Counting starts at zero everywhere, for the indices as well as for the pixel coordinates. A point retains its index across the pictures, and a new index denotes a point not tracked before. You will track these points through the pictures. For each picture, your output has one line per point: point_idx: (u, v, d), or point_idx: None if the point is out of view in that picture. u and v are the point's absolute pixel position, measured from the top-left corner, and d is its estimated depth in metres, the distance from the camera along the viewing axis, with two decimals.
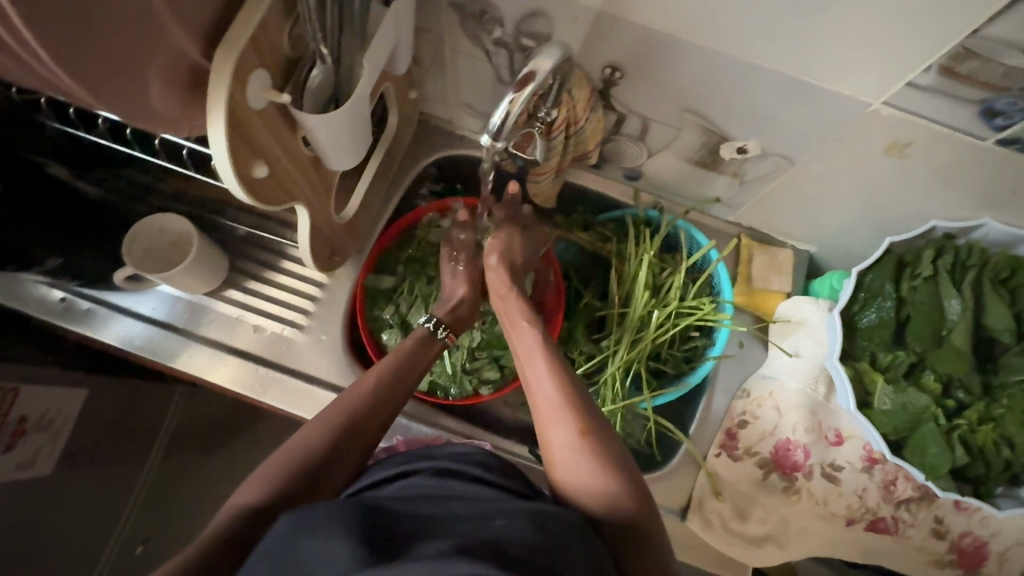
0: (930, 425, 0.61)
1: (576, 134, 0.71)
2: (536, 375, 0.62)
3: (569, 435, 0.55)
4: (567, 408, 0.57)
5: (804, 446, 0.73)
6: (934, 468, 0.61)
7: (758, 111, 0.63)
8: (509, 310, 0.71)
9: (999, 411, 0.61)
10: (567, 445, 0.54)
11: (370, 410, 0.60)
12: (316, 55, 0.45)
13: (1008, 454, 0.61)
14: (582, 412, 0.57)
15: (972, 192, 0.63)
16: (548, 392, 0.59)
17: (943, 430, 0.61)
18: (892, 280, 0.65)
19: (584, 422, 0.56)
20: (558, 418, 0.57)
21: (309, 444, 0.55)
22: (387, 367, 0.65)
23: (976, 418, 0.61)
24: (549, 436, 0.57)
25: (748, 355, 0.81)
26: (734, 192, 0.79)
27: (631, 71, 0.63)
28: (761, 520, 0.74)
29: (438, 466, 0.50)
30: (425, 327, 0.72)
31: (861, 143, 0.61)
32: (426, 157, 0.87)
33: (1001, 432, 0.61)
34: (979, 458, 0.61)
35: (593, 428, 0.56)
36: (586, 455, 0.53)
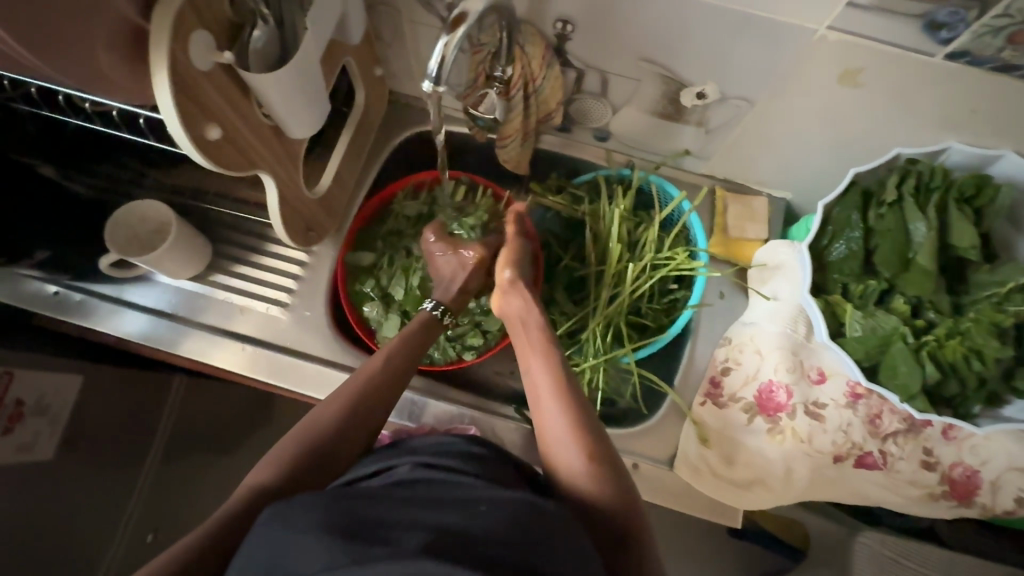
0: (900, 345, 0.61)
1: (535, 94, 0.73)
2: (543, 391, 0.59)
3: (577, 460, 0.53)
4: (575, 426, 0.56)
5: (787, 386, 0.73)
6: (907, 388, 0.61)
7: (709, 50, 0.63)
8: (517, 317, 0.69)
9: (966, 324, 0.60)
10: (574, 469, 0.53)
11: (376, 393, 0.62)
12: (257, 16, 0.47)
13: (980, 368, 0.60)
14: (592, 437, 0.55)
15: (933, 115, 0.63)
16: (555, 410, 0.57)
17: (913, 348, 0.61)
18: (858, 210, 0.65)
19: (593, 447, 0.54)
20: (566, 442, 0.54)
21: (316, 425, 0.58)
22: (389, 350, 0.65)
23: (943, 333, 0.61)
24: (553, 451, 0.55)
25: (729, 304, 0.82)
26: (702, 142, 0.79)
27: (581, 23, 0.65)
28: (748, 464, 0.74)
29: (418, 458, 0.49)
30: (427, 311, 0.73)
31: (816, 73, 0.61)
32: (399, 134, 0.89)
33: (969, 344, 0.60)
34: (951, 375, 0.60)
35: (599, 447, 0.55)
36: (591, 481, 0.52)
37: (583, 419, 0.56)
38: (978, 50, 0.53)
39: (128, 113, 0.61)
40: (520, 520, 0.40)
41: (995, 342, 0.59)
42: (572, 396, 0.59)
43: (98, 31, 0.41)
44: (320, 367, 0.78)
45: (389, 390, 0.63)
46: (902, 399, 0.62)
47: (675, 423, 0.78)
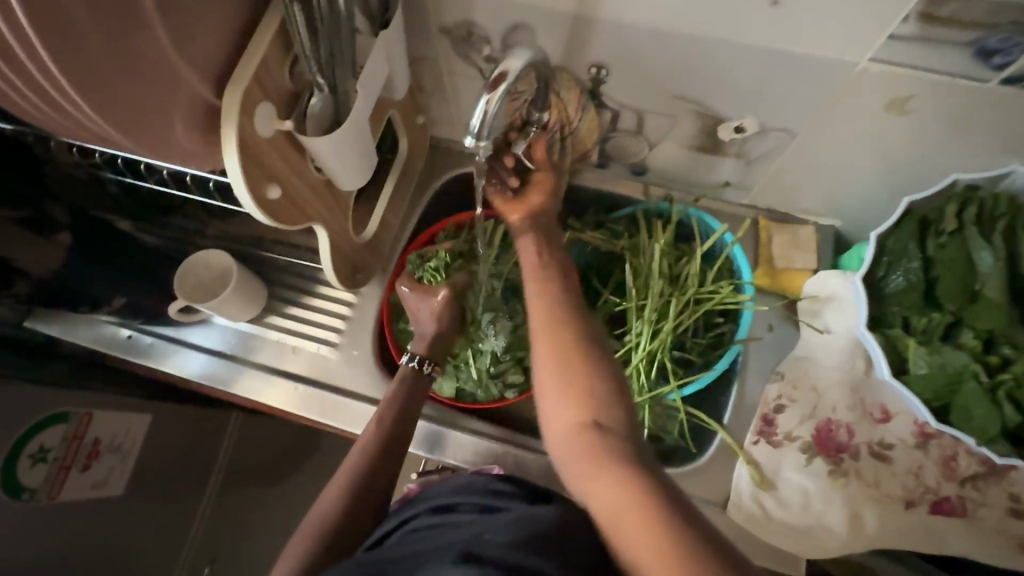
0: (971, 384, 0.57)
1: (572, 133, 0.76)
2: (543, 347, 0.55)
3: (573, 427, 0.50)
4: (609, 434, 0.48)
5: (848, 425, 0.70)
6: (985, 431, 0.57)
7: (745, 86, 0.63)
8: (541, 312, 0.59)
9: None
10: (573, 438, 0.49)
11: (377, 451, 0.65)
12: (313, 84, 0.51)
13: None
14: (600, 407, 0.50)
15: (992, 140, 0.60)
16: (557, 371, 0.53)
17: (987, 387, 0.57)
18: (916, 240, 0.62)
19: (599, 419, 0.49)
20: (567, 410, 0.51)
21: (330, 503, 0.61)
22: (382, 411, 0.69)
23: (1021, 370, 0.57)
24: (586, 475, 0.46)
25: (779, 338, 0.79)
26: (743, 174, 0.79)
27: (615, 67, 0.66)
28: (807, 508, 0.70)
29: (434, 503, 0.52)
30: (408, 365, 0.75)
31: (860, 104, 0.60)
32: (441, 176, 0.92)
33: None
34: None
35: (639, 457, 0.46)
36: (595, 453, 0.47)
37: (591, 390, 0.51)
38: None
39: (197, 175, 0.67)
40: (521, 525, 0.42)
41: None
42: (606, 404, 0.50)
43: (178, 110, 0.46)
44: (368, 405, 0.80)
45: (392, 445, 0.66)
46: (978, 442, 0.57)
47: (727, 463, 0.75)
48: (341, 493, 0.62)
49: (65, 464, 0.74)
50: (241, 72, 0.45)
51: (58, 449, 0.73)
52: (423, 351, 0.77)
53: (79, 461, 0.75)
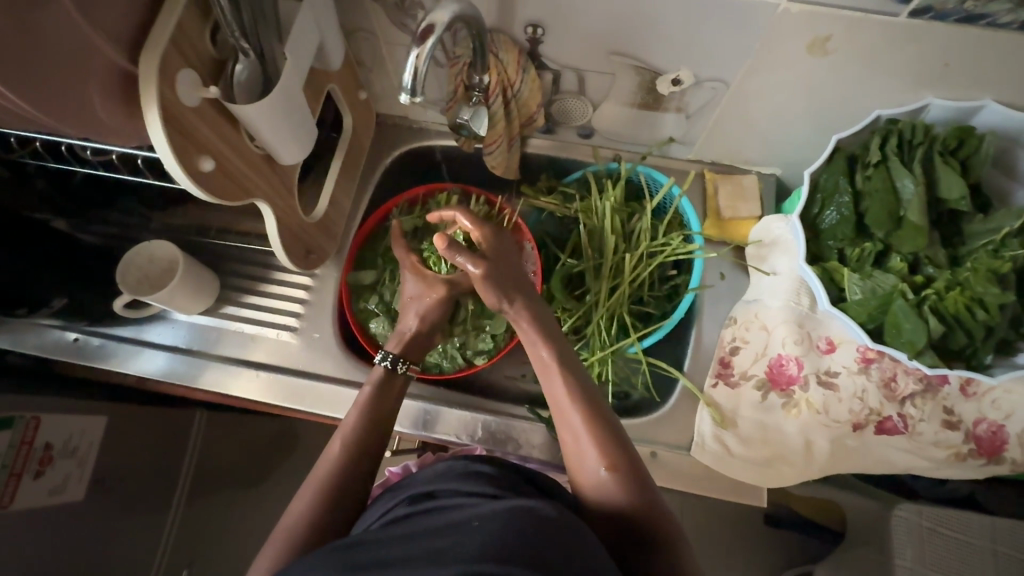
0: (900, 303, 0.60)
1: (515, 98, 0.76)
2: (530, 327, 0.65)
3: (563, 397, 0.60)
4: (590, 409, 0.58)
5: (797, 358, 0.73)
6: (914, 345, 0.60)
7: (676, 35, 0.64)
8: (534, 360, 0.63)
9: (965, 274, 0.59)
10: (561, 405, 0.59)
11: (355, 448, 0.61)
12: (237, 51, 0.49)
13: (984, 318, 0.58)
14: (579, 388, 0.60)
15: (907, 75, 0.63)
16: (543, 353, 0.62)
17: (914, 304, 0.60)
18: (845, 175, 0.65)
19: (579, 397, 0.59)
20: (557, 382, 0.61)
21: (304, 512, 0.56)
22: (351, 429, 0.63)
23: (942, 285, 0.60)
24: (571, 444, 0.58)
25: (730, 284, 0.82)
26: (685, 128, 0.81)
27: (550, 25, 0.67)
28: (764, 441, 0.73)
29: (415, 491, 0.51)
30: (381, 365, 0.69)
31: (785, 46, 0.62)
32: (390, 152, 0.91)
33: (971, 296, 0.59)
34: (956, 327, 0.59)
35: (615, 434, 0.58)
36: (581, 425, 0.58)
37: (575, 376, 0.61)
38: (940, 5, 0.54)
39: (127, 159, 0.65)
40: (508, 524, 0.42)
41: (996, 290, 0.58)
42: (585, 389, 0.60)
43: (90, 79, 0.44)
44: (333, 386, 0.80)
45: (370, 444, 0.62)
46: (911, 357, 0.60)
47: (689, 408, 0.78)
48: (316, 496, 0.57)
49: (16, 471, 0.71)
50: (156, 36, 0.43)
51: (6, 457, 0.70)
52: (396, 350, 0.72)
53: (31, 468, 0.72)
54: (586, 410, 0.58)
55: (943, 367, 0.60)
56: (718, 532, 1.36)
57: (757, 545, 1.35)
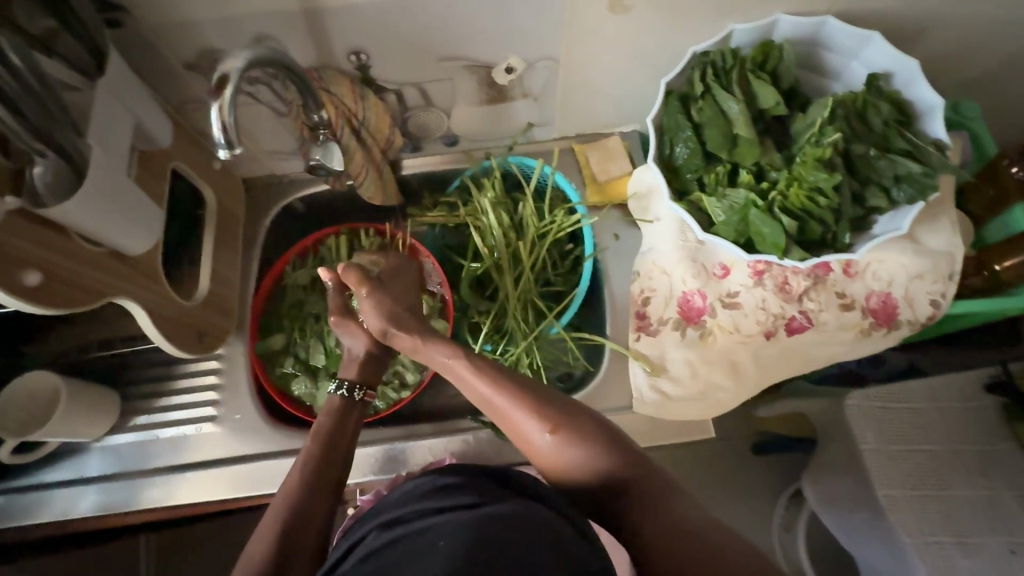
0: (755, 212, 0.64)
1: (364, 127, 0.75)
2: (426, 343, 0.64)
3: (485, 392, 0.59)
4: (514, 393, 0.58)
5: (699, 291, 0.77)
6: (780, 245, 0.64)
7: (488, 27, 0.67)
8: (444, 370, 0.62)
9: (800, 168, 0.63)
10: (487, 400, 0.59)
11: (315, 469, 0.58)
12: (32, 154, 0.47)
13: (828, 203, 0.62)
14: (499, 377, 0.59)
15: (704, 11, 0.68)
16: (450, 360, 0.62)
17: (766, 209, 0.64)
18: (681, 113, 0.69)
19: (502, 386, 0.58)
20: (473, 381, 0.60)
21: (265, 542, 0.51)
22: (305, 454, 0.59)
23: (785, 185, 0.64)
24: (514, 430, 0.58)
25: (625, 241, 0.86)
26: (538, 110, 0.84)
27: (370, 49, 0.69)
28: (695, 376, 0.76)
29: (383, 519, 0.50)
30: (336, 394, 0.66)
31: (590, 13, 0.66)
32: (268, 213, 0.89)
33: (811, 187, 0.62)
34: (807, 219, 0.63)
35: (552, 402, 0.58)
36: (512, 410, 0.58)
37: (489, 368, 0.60)
38: None
39: None
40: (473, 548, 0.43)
41: (826, 175, 0.62)
42: (504, 375, 0.60)
43: None
44: (269, 462, 0.76)
45: (334, 463, 0.60)
46: (780, 256, 0.64)
47: (620, 367, 0.80)
48: (278, 526, 0.52)
49: None
50: None
51: None
52: (353, 376, 0.69)
53: None
54: (512, 394, 0.58)
55: (811, 257, 0.64)
56: (711, 477, 1.39)
57: (749, 476, 1.39)
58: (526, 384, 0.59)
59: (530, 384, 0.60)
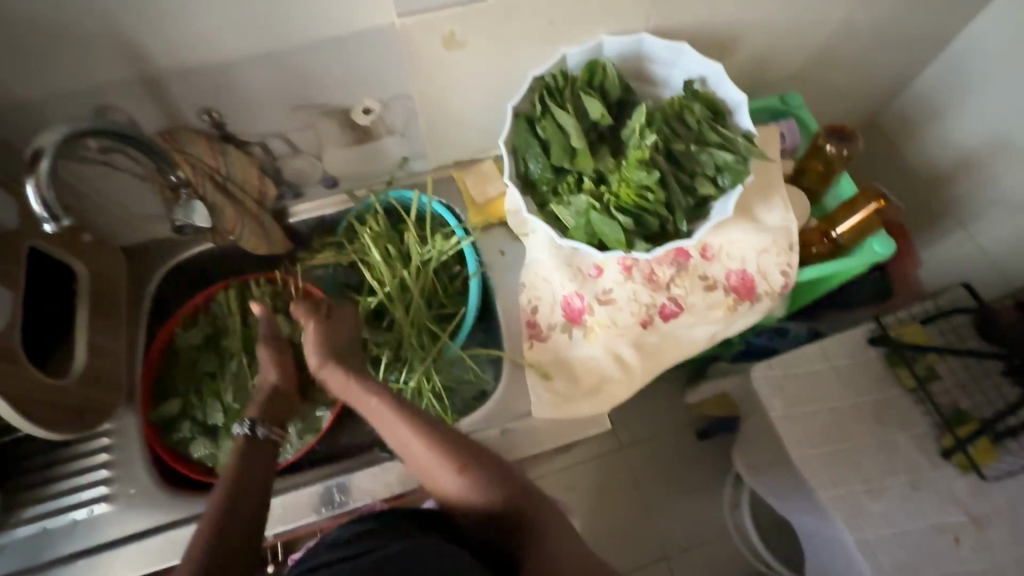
0: (595, 214, 0.70)
1: (229, 180, 0.76)
2: (350, 387, 0.67)
3: (402, 430, 0.62)
4: (432, 426, 0.62)
5: (578, 292, 0.81)
6: (623, 240, 0.70)
7: (333, 74, 0.71)
8: (368, 409, 0.65)
9: (627, 169, 0.69)
10: (402, 441, 0.62)
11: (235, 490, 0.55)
12: None
13: (655, 198, 0.69)
14: (414, 418, 0.62)
15: (534, 41, 0.75)
16: (371, 399, 0.65)
17: (604, 210, 0.70)
18: (527, 132, 0.75)
19: (416, 425, 0.61)
20: (392, 421, 0.63)
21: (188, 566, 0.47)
22: (223, 493, 0.54)
23: (616, 187, 0.70)
24: (421, 466, 0.61)
25: (512, 256, 0.90)
26: (408, 145, 0.88)
27: (220, 107, 0.71)
28: (586, 372, 0.81)
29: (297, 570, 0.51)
30: (240, 434, 0.63)
31: (426, 52, 0.71)
32: (153, 277, 0.88)
33: (637, 185, 0.69)
34: (640, 214, 0.70)
35: (460, 439, 0.62)
36: (422, 446, 0.60)
37: (407, 409, 0.64)
38: None
39: None
40: None
41: (648, 172, 0.68)
42: (422, 415, 0.63)
43: None
44: (169, 532, 0.73)
45: (256, 481, 0.57)
46: (624, 251, 0.70)
47: (518, 376, 0.83)
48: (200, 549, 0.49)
49: None
50: None
51: None
52: (255, 416, 0.66)
53: None
54: (428, 431, 0.61)
55: (649, 249, 0.71)
56: (658, 466, 1.45)
57: (692, 458, 1.46)
58: (438, 424, 0.62)
59: (445, 430, 0.62)
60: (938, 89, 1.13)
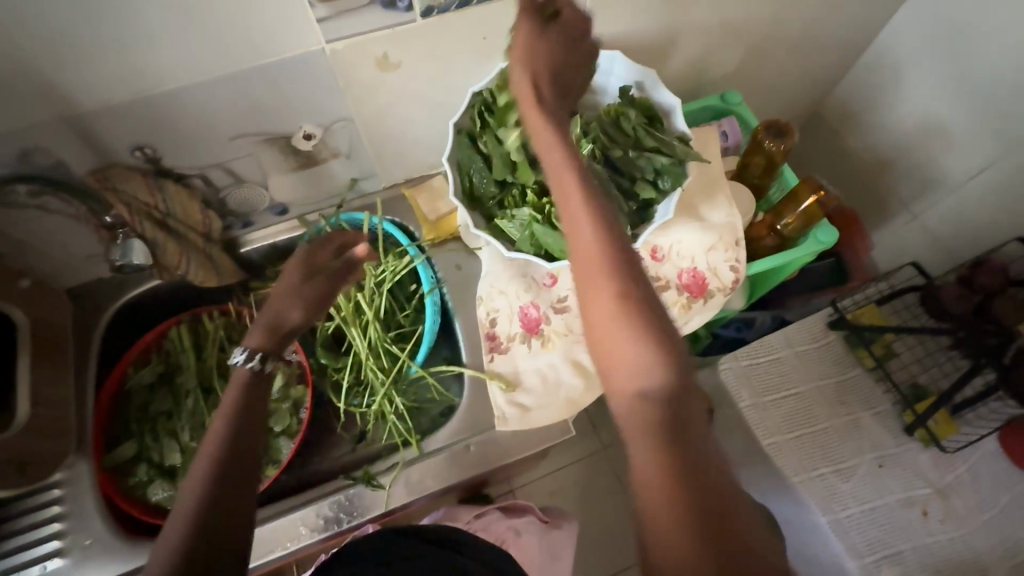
0: (538, 227, 0.72)
1: (169, 216, 0.76)
2: (566, 173, 0.49)
3: (602, 289, 0.45)
4: (627, 297, 0.44)
5: (533, 302, 0.82)
6: (566, 250, 0.73)
7: (267, 101, 0.70)
8: (572, 231, 0.48)
9: None
10: (603, 291, 0.45)
11: (231, 440, 0.52)
12: None
13: None
14: (620, 270, 0.45)
15: (470, 57, 0.75)
16: (573, 225, 0.48)
17: (546, 222, 0.72)
18: (469, 148, 0.75)
19: (616, 282, 0.45)
20: (591, 262, 0.46)
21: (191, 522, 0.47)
22: (222, 442, 0.51)
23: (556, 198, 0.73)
24: (602, 350, 0.45)
25: (468, 270, 0.90)
26: (355, 166, 0.87)
27: (153, 143, 0.70)
28: (547, 382, 0.81)
29: None
30: (242, 365, 0.57)
31: (361, 74, 0.71)
32: (100, 319, 0.85)
33: None
34: None
35: (652, 328, 0.43)
36: (619, 318, 0.44)
37: (615, 242, 0.47)
38: (436, 2, 0.64)
39: None
40: None
41: None
42: (617, 278, 0.45)
43: None
44: None
45: (252, 428, 0.54)
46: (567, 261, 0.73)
47: (480, 390, 0.84)
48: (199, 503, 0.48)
49: None
50: None
51: None
52: (259, 344, 0.60)
53: None
54: (620, 307, 0.44)
55: None
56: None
57: None
58: (639, 292, 0.45)
59: (644, 298, 0.45)
60: (874, 78, 1.17)
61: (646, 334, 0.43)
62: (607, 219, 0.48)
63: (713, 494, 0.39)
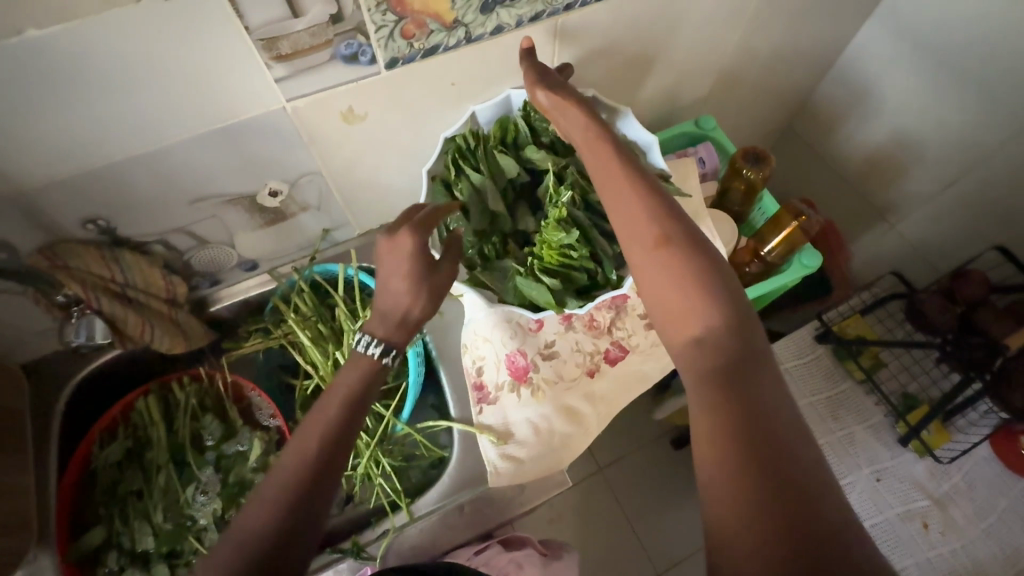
0: (520, 278, 0.71)
1: (128, 287, 0.71)
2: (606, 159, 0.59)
3: (649, 252, 0.53)
4: (678, 257, 0.52)
5: (519, 350, 0.78)
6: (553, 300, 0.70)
7: (228, 161, 0.66)
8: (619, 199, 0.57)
9: (546, 231, 0.69)
10: (653, 252, 0.53)
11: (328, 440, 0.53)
12: None
13: (577, 256, 0.69)
14: (673, 227, 0.54)
15: (439, 104, 0.73)
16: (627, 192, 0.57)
17: (529, 273, 0.71)
18: (446, 196, 0.72)
19: (665, 244, 0.53)
20: (652, 216, 0.55)
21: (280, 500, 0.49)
22: (320, 438, 0.53)
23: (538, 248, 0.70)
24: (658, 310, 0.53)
25: (451, 315, 0.87)
26: (327, 217, 0.84)
27: (109, 213, 0.66)
28: (539, 432, 0.78)
29: None
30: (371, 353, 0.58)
31: (325, 128, 0.68)
32: (60, 395, 0.80)
33: (558, 245, 0.69)
34: (564, 273, 0.70)
35: (704, 283, 0.51)
36: (673, 266, 0.52)
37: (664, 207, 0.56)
38: (399, 54, 0.62)
39: None
40: None
41: (566, 233, 0.68)
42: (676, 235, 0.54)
43: None
44: None
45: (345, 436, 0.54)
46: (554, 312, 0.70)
47: (471, 444, 0.80)
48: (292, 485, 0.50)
49: None
50: None
51: None
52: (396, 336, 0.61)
53: None
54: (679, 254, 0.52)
55: (581, 305, 0.71)
56: (641, 487, 1.37)
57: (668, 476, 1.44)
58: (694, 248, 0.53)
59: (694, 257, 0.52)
60: (843, 92, 1.17)
61: (712, 309, 0.50)
62: (663, 210, 0.55)
63: (776, 446, 0.44)
